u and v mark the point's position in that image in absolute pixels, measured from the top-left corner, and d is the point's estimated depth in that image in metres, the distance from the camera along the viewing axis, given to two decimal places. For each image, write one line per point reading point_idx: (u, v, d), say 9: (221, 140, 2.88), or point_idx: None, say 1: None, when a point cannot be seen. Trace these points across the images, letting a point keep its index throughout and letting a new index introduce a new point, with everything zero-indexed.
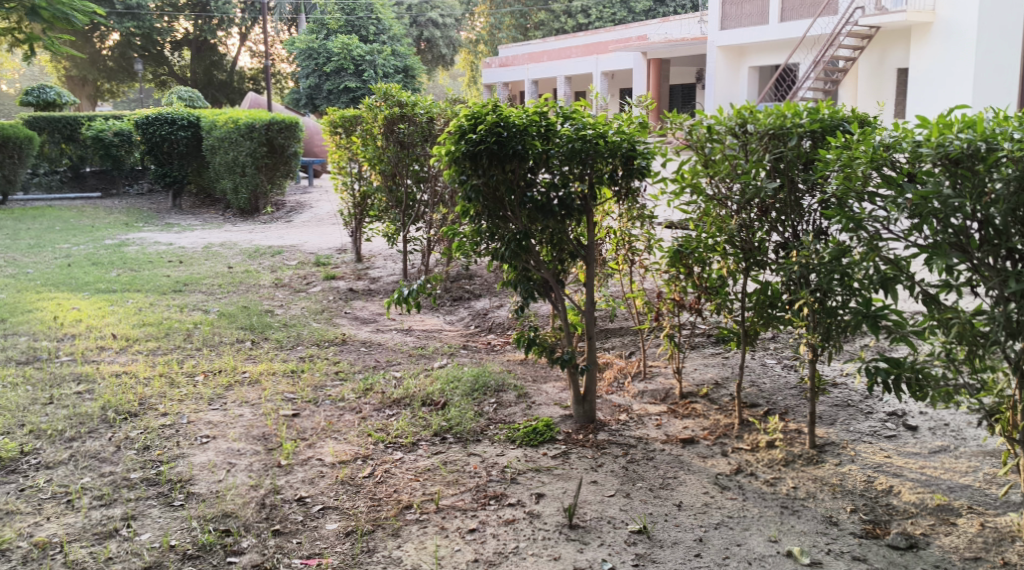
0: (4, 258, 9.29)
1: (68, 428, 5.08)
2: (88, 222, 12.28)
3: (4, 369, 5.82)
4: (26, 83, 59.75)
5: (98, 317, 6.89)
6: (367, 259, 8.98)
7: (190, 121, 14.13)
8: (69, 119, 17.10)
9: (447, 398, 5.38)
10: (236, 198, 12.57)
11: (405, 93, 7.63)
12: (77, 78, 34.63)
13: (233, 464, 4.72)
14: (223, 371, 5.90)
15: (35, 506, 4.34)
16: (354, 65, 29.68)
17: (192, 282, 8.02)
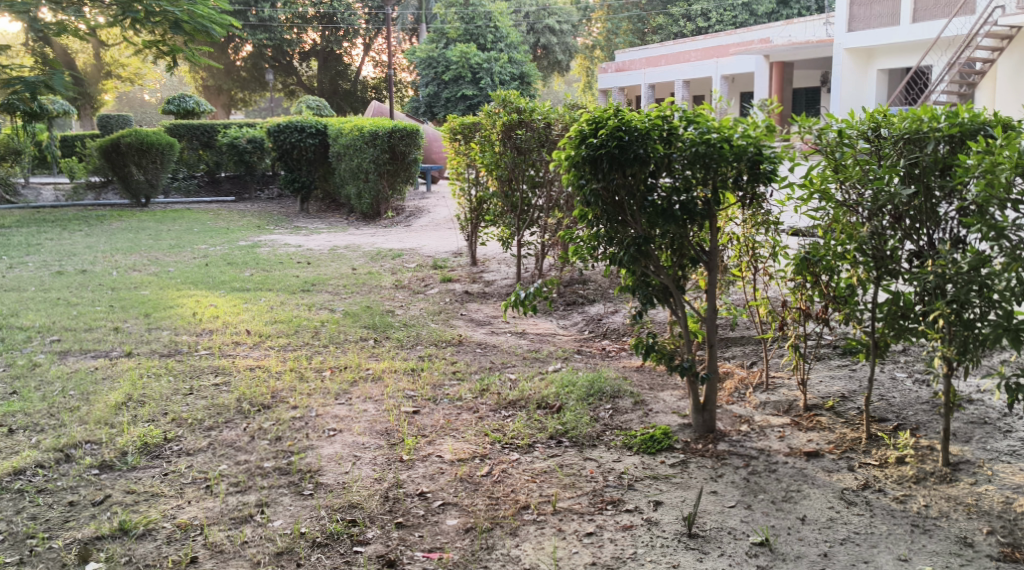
0: (148, 257, 9.79)
1: (206, 417, 5.33)
2: (222, 223, 12.81)
3: (149, 360, 6.13)
4: (166, 93, 63.30)
5: (233, 314, 7.18)
6: (482, 263, 9.03)
7: (319, 128, 14.62)
8: (206, 127, 17.89)
9: (563, 402, 5.38)
10: (360, 203, 13.03)
11: (523, 99, 7.65)
12: (213, 88, 36.32)
13: (359, 457, 4.87)
14: (348, 367, 6.06)
15: (178, 489, 4.57)
16: (472, 73, 30.11)
17: (319, 282, 8.27)
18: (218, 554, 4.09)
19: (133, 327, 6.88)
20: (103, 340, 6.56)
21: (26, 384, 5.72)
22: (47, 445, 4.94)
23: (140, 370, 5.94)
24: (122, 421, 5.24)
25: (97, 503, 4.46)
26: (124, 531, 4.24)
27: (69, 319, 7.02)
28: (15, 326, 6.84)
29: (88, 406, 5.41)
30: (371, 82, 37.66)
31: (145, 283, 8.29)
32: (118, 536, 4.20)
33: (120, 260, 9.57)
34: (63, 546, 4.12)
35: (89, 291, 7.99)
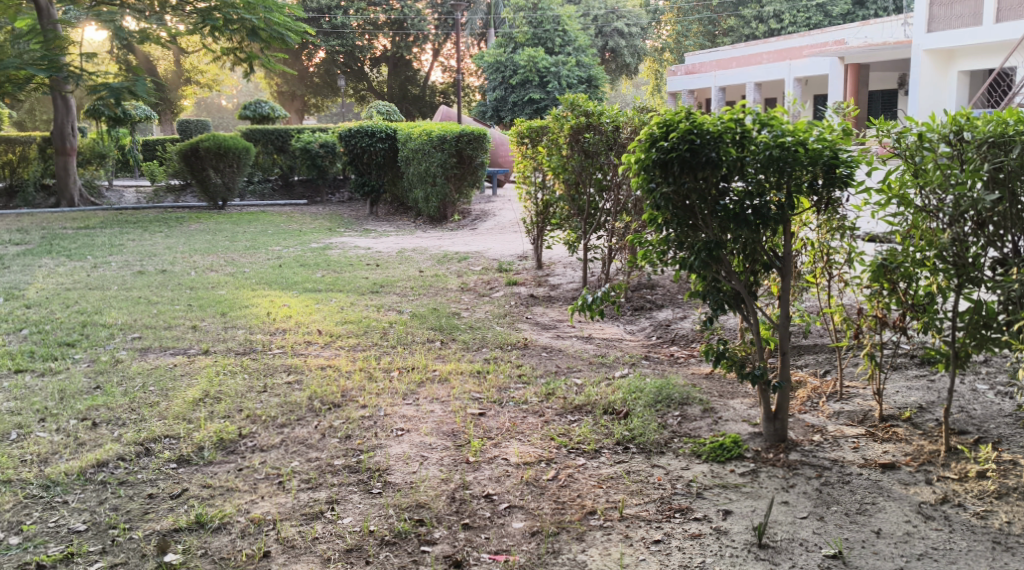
0: (224, 258, 10.00)
1: (279, 414, 5.41)
2: (295, 226, 13.03)
3: (225, 358, 6.25)
4: (242, 98, 64.85)
5: (306, 314, 7.28)
6: (547, 267, 8.99)
7: (388, 133, 14.75)
8: (280, 132, 18.25)
9: (630, 408, 5.33)
10: (427, 206, 13.12)
11: (591, 102, 7.61)
12: (287, 93, 37.07)
13: (426, 457, 4.90)
14: (416, 368, 6.10)
15: (252, 484, 4.66)
16: (539, 77, 30.12)
17: (387, 284, 8.34)
18: (290, 549, 4.16)
19: (210, 325, 7.02)
20: (182, 338, 6.71)
21: (108, 380, 5.87)
22: (128, 439, 5.07)
23: (217, 368, 6.06)
24: (199, 417, 5.35)
25: (175, 496, 4.56)
26: (200, 523, 4.34)
27: (150, 317, 7.20)
28: (99, 323, 7.04)
29: (167, 402, 5.53)
30: (439, 87, 37.96)
31: (222, 283, 8.46)
32: (195, 529, 4.31)
33: (197, 260, 9.79)
34: (143, 537, 4.24)
35: (168, 290, 8.18)
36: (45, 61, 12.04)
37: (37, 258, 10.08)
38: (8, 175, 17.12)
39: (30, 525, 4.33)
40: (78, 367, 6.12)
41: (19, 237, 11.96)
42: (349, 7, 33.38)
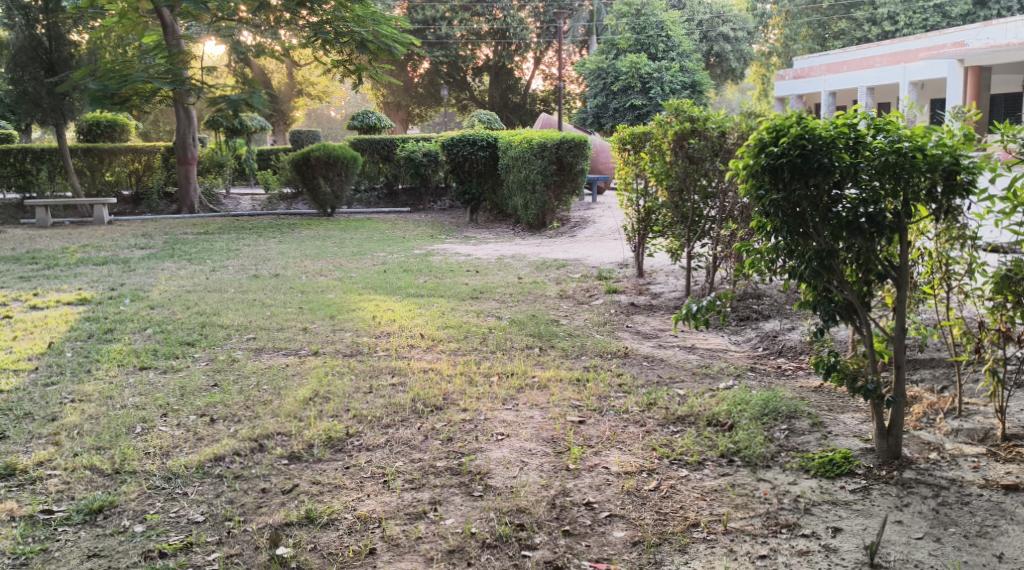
0: (332, 263, 10.24)
1: (384, 415, 5.51)
2: (398, 233, 13.23)
3: (333, 360, 6.38)
4: (351, 110, 66.75)
5: (409, 318, 7.39)
6: (649, 274, 8.87)
7: (490, 141, 14.80)
8: (386, 141, 18.57)
9: (735, 420, 5.22)
10: (527, 214, 13.19)
11: (696, 108, 7.50)
12: (392, 103, 37.94)
13: (526, 463, 4.90)
14: (515, 373, 6.11)
15: (358, 482, 4.75)
16: (641, 83, 29.97)
17: (487, 290, 8.39)
18: (394, 547, 4.25)
19: (320, 327, 7.19)
20: (293, 339, 6.89)
21: (226, 377, 6.07)
22: (243, 434, 5.24)
23: (325, 368, 6.20)
24: (309, 415, 5.49)
25: (286, 491, 4.70)
26: (310, 518, 4.46)
27: (263, 319, 7.42)
28: (217, 324, 7.29)
29: (279, 400, 5.69)
30: (540, 95, 38.11)
31: (331, 287, 8.66)
32: (305, 524, 4.43)
33: (307, 265, 10.06)
34: (257, 529, 4.39)
35: (280, 293, 8.41)
36: None
37: (158, 261, 10.54)
38: (134, 183, 17.88)
39: (152, 514, 4.52)
40: (198, 365, 6.35)
41: (143, 241, 12.51)
42: (453, 18, 33.88)
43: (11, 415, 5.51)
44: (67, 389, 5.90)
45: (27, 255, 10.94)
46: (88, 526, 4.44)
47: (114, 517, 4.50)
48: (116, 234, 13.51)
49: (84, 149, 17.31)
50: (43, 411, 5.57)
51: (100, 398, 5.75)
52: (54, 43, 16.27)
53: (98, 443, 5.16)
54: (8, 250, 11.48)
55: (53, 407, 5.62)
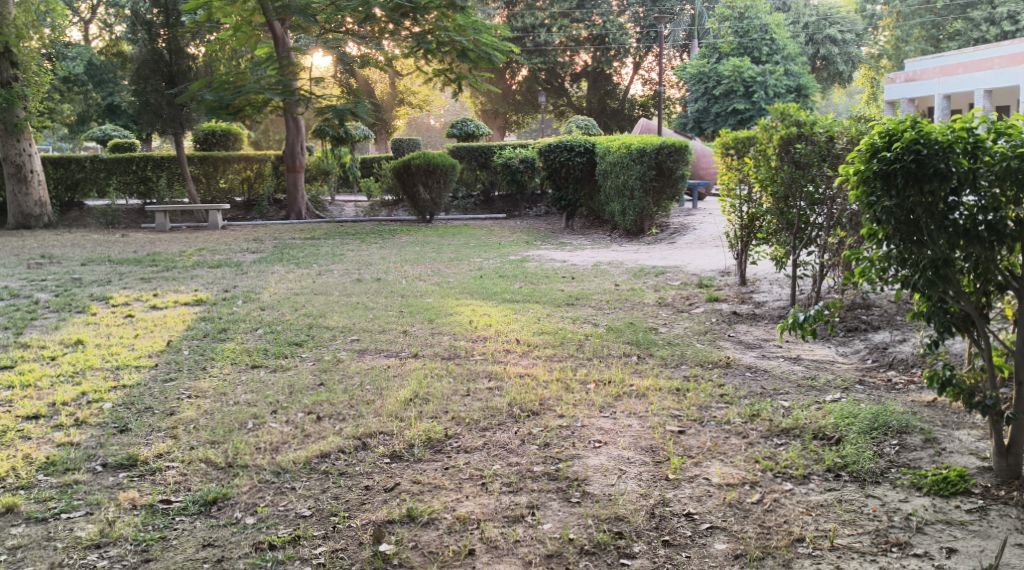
0: (431, 268, 10.37)
1: (482, 418, 5.55)
2: (495, 239, 13.31)
3: (433, 362, 6.46)
4: (449, 118, 67.76)
5: (505, 323, 7.42)
6: (752, 282, 8.68)
7: (587, 147, 14.58)
8: (484, 148, 18.71)
9: (842, 434, 5.08)
10: (624, 220, 13.06)
11: (803, 112, 7.34)
12: (490, 110, 38.38)
13: (625, 471, 4.88)
14: (612, 382, 6.06)
15: (457, 483, 4.83)
16: (745, 87, 29.48)
17: (583, 297, 8.35)
18: (493, 549, 4.33)
19: (419, 330, 7.28)
20: (394, 341, 7.00)
21: (331, 377, 6.21)
22: (348, 432, 5.35)
23: (424, 370, 6.28)
24: (409, 415, 5.57)
25: (388, 489, 4.81)
26: (411, 517, 4.57)
27: (366, 321, 7.56)
28: (322, 326, 7.46)
29: (381, 400, 5.79)
30: (638, 100, 37.94)
31: (429, 291, 8.77)
32: (406, 522, 4.55)
33: (408, 270, 10.21)
34: (361, 526, 4.52)
35: (381, 297, 8.55)
36: (280, 86, 13.95)
37: (268, 264, 10.86)
38: (246, 190, 18.46)
39: (262, 507, 4.69)
40: (304, 365, 6.51)
41: (254, 245, 12.91)
42: (553, 25, 34.03)
43: (132, 409, 5.75)
44: (184, 385, 6.12)
45: (146, 257, 11.43)
46: (203, 516, 4.63)
47: (227, 509, 4.69)
48: (228, 238, 14.00)
49: (200, 158, 17.95)
50: (162, 405, 5.79)
51: (214, 395, 5.94)
52: (174, 57, 16.84)
53: (212, 437, 5.36)
54: (128, 252, 12.03)
55: (171, 402, 5.84)
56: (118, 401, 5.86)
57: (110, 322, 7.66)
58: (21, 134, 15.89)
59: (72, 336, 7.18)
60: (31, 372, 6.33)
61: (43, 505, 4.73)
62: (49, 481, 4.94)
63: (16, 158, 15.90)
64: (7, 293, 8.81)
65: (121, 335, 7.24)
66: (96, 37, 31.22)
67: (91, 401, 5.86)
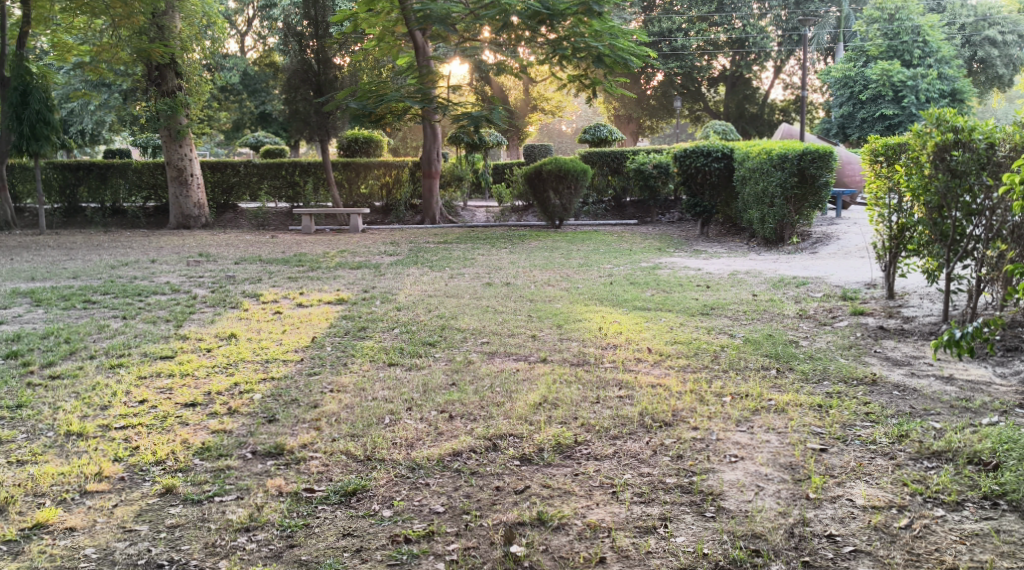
0: (560, 273, 10.36)
1: (612, 426, 5.53)
2: (626, 245, 13.24)
3: (562, 368, 6.43)
4: (582, 123, 67.85)
5: (636, 332, 7.32)
6: (900, 296, 8.30)
7: (725, 152, 14.17)
8: (617, 154, 18.60)
9: (1000, 460, 4.94)
10: (764, 228, 12.71)
11: (961, 117, 6.93)
12: (625, 115, 38.19)
13: (762, 487, 4.91)
14: (749, 396, 5.89)
15: (587, 490, 4.95)
16: (893, 91, 28.20)
17: (719, 306, 8.15)
18: (624, 559, 4.53)
19: (548, 335, 7.27)
20: (523, 345, 7.01)
21: (462, 377, 6.27)
22: (479, 433, 5.45)
23: (554, 376, 6.26)
24: (539, 419, 5.60)
25: (519, 491, 4.97)
26: (542, 520, 4.77)
27: (496, 325, 7.60)
28: (455, 327, 7.56)
29: (511, 403, 5.82)
30: (779, 105, 36.99)
31: (559, 297, 8.76)
32: (537, 525, 4.75)
33: (537, 275, 10.24)
34: (492, 525, 4.75)
35: (512, 301, 8.60)
36: (419, 94, 14.35)
37: (405, 266, 11.09)
38: (385, 195, 18.84)
39: (399, 500, 4.91)
40: (437, 365, 6.60)
41: (391, 248, 13.27)
42: (690, 29, 33.55)
43: (280, 400, 5.97)
44: (326, 379, 6.31)
45: (292, 258, 11.89)
46: (343, 506, 4.89)
47: (365, 500, 4.93)
48: (368, 241, 14.45)
49: (343, 163, 18.51)
50: (307, 398, 5.99)
51: (354, 390, 6.10)
52: (322, 67, 17.37)
53: (352, 431, 5.52)
54: (276, 253, 12.52)
55: (314, 395, 6.03)
56: (267, 392, 6.09)
57: (260, 317, 7.99)
58: (183, 140, 16.70)
59: (226, 329, 7.51)
60: (189, 362, 6.66)
61: (198, 487, 5.02)
62: (204, 465, 5.21)
63: (178, 163, 16.77)
64: (167, 288, 9.31)
65: (270, 331, 7.53)
66: (251, 48, 32.63)
67: (242, 391, 6.12)
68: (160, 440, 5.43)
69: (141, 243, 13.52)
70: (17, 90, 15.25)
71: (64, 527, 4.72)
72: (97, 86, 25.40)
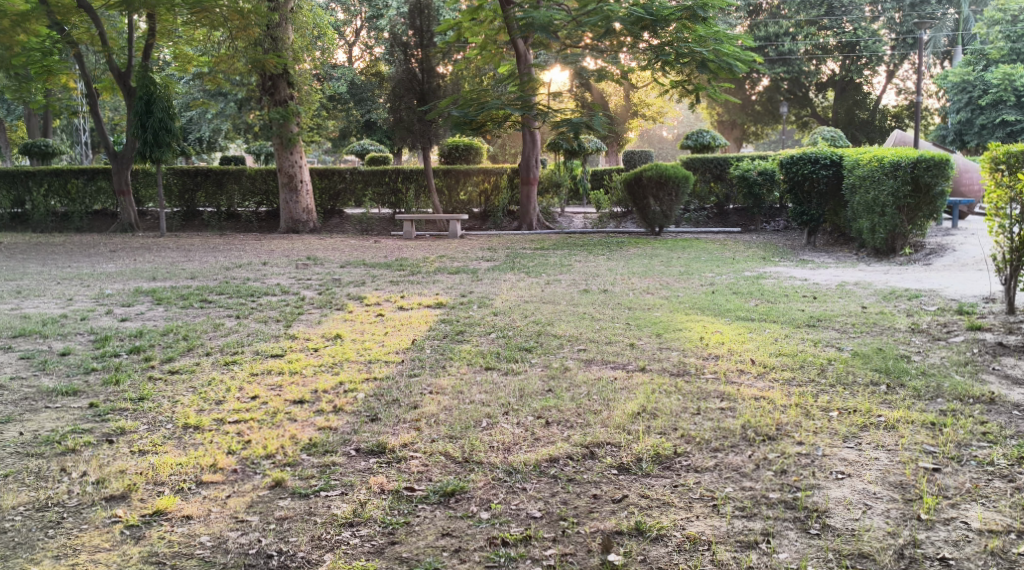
0: (660, 281, 10.28)
1: (713, 438, 5.46)
2: (729, 253, 13.04)
3: (661, 378, 6.37)
4: (683, 128, 67.56)
5: (738, 342, 7.20)
6: (1020, 311, 7.94)
7: (834, 159, 13.71)
8: (720, 160, 18.29)
9: None
10: (874, 238, 12.32)
11: None
12: (728, 122, 37.63)
13: (870, 506, 4.83)
14: (858, 411, 5.73)
15: (686, 502, 4.92)
16: (1015, 96, 27.12)
17: (825, 318, 7.94)
18: None
19: (647, 344, 7.21)
20: (621, 353, 6.98)
21: (559, 384, 6.27)
22: (576, 440, 5.45)
23: (653, 386, 6.20)
24: (637, 429, 5.56)
25: (617, 500, 4.96)
26: (640, 530, 4.77)
27: (593, 332, 7.59)
28: (550, 333, 7.58)
29: (608, 411, 5.80)
30: (891, 110, 35.88)
31: (658, 305, 8.69)
32: (635, 535, 4.74)
33: (635, 282, 10.19)
34: (589, 533, 4.76)
35: (609, 308, 8.58)
36: (520, 101, 14.46)
37: (502, 272, 11.17)
38: (484, 202, 19.00)
39: (496, 503, 4.96)
40: (534, 370, 6.62)
41: (489, 253, 13.37)
42: (798, 33, 32.80)
43: (382, 400, 6.08)
44: (426, 381, 6.41)
45: (395, 262, 12.12)
46: (443, 506, 4.96)
47: (464, 501, 4.99)
48: (466, 247, 14.60)
49: (444, 171, 18.75)
50: (407, 399, 6.09)
51: (452, 392, 6.18)
52: (426, 76, 17.61)
53: (451, 432, 5.60)
54: (380, 257, 12.77)
55: (414, 396, 6.13)
56: (370, 392, 6.22)
57: (364, 319, 8.17)
58: (293, 147, 17.17)
59: (332, 330, 7.71)
60: (297, 361, 6.85)
61: (306, 482, 5.17)
62: (311, 460, 5.36)
63: (289, 170, 17.26)
64: (278, 289, 9.62)
65: (373, 332, 7.69)
66: (358, 58, 33.42)
67: (347, 390, 6.27)
68: (271, 435, 5.61)
69: (253, 246, 13.98)
70: (142, 99, 15.99)
71: (181, 515, 4.91)
72: (214, 95, 26.44)
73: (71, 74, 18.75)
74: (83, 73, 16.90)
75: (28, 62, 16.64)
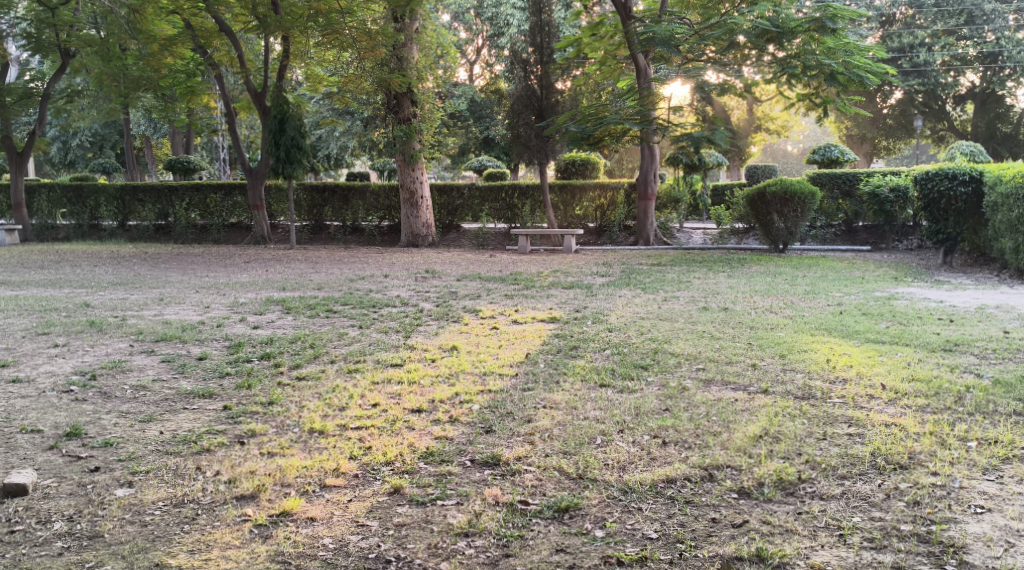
0: (783, 300, 10.03)
1: (840, 464, 5.27)
2: (858, 273, 12.60)
3: (785, 400, 6.17)
4: (809, 143, 66.19)
5: (867, 365, 6.93)
6: None
7: (972, 175, 13.09)
8: (849, 175, 17.68)
9: None
10: (1017, 258, 11.64)
11: None
12: (858, 135, 36.50)
13: (1013, 543, 4.63)
14: (999, 442, 5.45)
15: (811, 530, 4.78)
16: None
17: (963, 342, 7.57)
18: None
19: (770, 365, 7.02)
20: (743, 373, 6.81)
21: (676, 404, 6.15)
22: (694, 461, 5.34)
23: (776, 408, 6.01)
24: (760, 453, 5.41)
25: (737, 525, 4.84)
26: (761, 557, 4.65)
27: (713, 351, 7.43)
28: (668, 351, 7.46)
29: (728, 433, 5.65)
30: None
31: (782, 325, 8.45)
32: (756, 562, 4.62)
33: (757, 300, 9.98)
34: (708, 557, 4.66)
35: (729, 327, 8.40)
36: (639, 116, 14.35)
37: (618, 287, 11.12)
38: (599, 216, 18.86)
39: (611, 521, 4.91)
40: (650, 389, 6.51)
41: (604, 268, 13.30)
42: (934, 44, 31.66)
43: (496, 412, 6.10)
44: (540, 395, 6.39)
45: (510, 276, 12.20)
46: (557, 522, 4.94)
47: (578, 518, 4.95)
48: (582, 261, 14.55)
49: (560, 185, 18.76)
50: (521, 412, 6.09)
51: (566, 407, 6.15)
52: (545, 92, 17.68)
53: (565, 448, 5.57)
54: (495, 271, 12.88)
55: (528, 409, 6.13)
56: (485, 403, 6.26)
57: (480, 332, 8.23)
58: (415, 164, 17.52)
59: (448, 341, 7.81)
60: (416, 371, 6.95)
61: (423, 490, 5.23)
62: (428, 469, 5.42)
63: (410, 185, 17.62)
64: (399, 301, 9.76)
65: (488, 344, 7.76)
66: (479, 76, 33.94)
67: (462, 401, 6.32)
68: (390, 442, 5.70)
69: (375, 259, 14.31)
70: (275, 118, 16.59)
71: (305, 516, 5.04)
72: (342, 114, 27.30)
73: (212, 94, 19.65)
74: (222, 94, 17.63)
75: (173, 83, 17.53)
